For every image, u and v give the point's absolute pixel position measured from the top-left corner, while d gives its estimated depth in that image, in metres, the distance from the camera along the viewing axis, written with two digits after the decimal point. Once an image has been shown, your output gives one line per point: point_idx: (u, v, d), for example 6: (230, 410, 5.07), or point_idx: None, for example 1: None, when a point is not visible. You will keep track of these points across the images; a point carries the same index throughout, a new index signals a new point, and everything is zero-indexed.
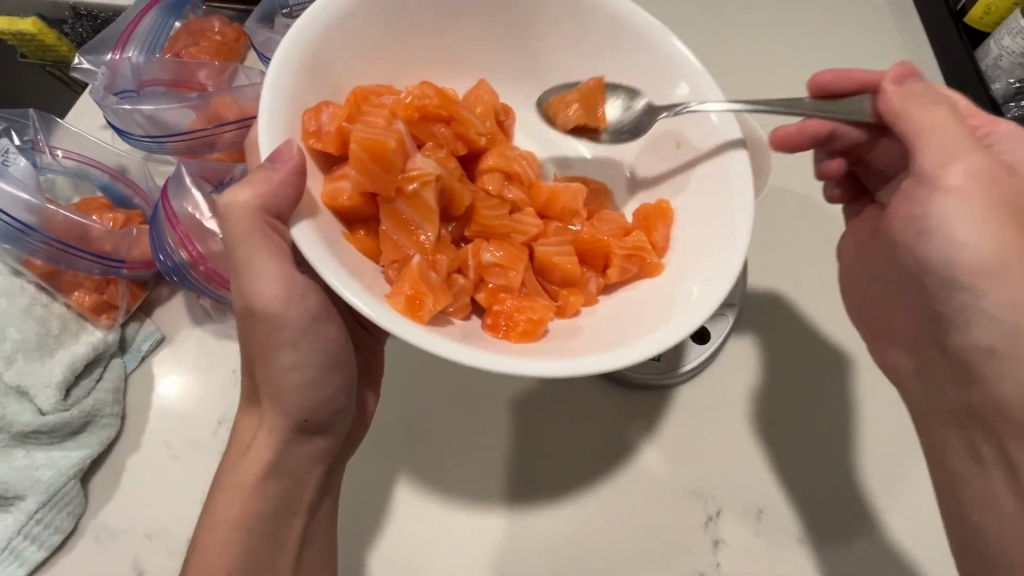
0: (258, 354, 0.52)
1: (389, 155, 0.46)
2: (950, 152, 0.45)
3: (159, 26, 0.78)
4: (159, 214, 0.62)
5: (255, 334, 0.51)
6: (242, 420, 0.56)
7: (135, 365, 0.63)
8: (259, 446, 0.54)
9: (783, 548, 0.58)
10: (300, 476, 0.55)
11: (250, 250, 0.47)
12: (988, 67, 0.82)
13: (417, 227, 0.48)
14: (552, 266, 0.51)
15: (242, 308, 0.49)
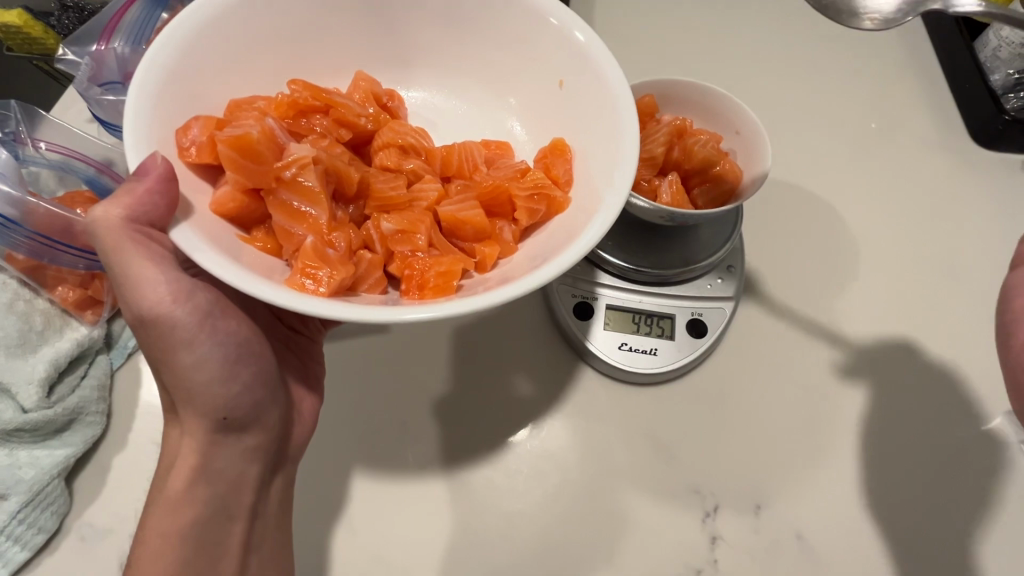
0: (162, 363, 0.51)
1: (258, 147, 0.46)
2: None
3: (145, 18, 0.75)
4: None
5: (151, 342, 0.50)
6: (165, 438, 0.54)
7: (121, 362, 0.62)
8: (179, 458, 0.52)
9: (782, 544, 0.57)
10: (234, 478, 0.54)
11: (124, 259, 0.46)
12: (988, 58, 0.81)
13: (309, 210, 0.48)
14: (462, 223, 0.51)
15: (133, 319, 0.49)
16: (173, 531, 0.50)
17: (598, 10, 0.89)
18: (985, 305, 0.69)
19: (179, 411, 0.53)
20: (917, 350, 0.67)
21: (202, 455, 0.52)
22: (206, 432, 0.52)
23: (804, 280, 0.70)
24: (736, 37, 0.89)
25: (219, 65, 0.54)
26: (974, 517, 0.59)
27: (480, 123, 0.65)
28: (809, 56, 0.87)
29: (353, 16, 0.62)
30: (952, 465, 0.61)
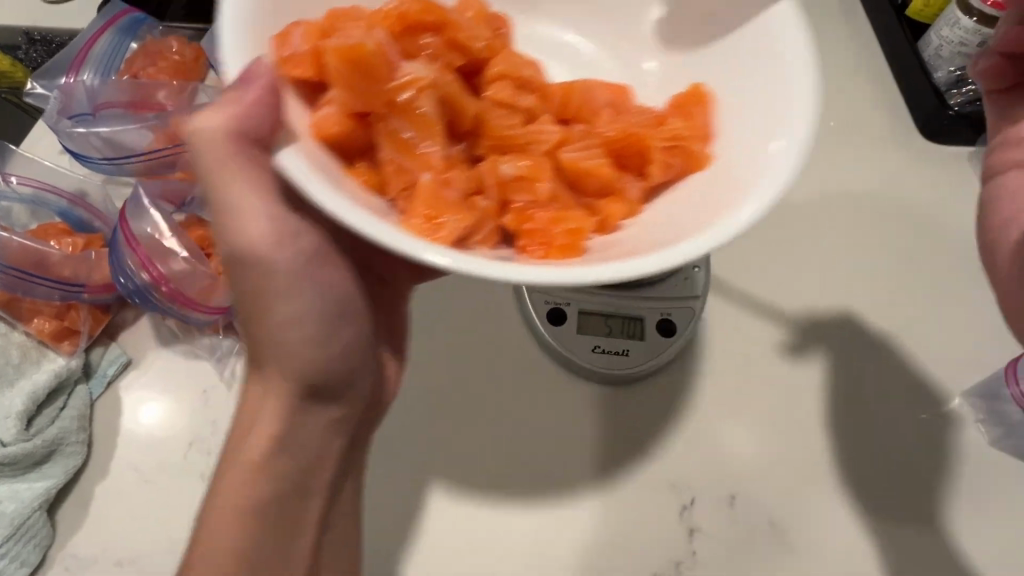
0: (256, 309, 0.51)
1: (374, 63, 0.42)
2: None
3: (114, 48, 0.82)
4: (117, 238, 0.63)
5: (247, 278, 0.49)
6: (248, 388, 0.54)
7: (100, 392, 0.62)
8: (269, 426, 0.52)
9: (756, 533, 0.59)
10: (318, 447, 0.54)
11: (231, 181, 0.44)
12: (931, 57, 0.85)
13: (416, 146, 0.44)
14: (587, 172, 0.47)
15: (232, 253, 0.48)
16: (246, 497, 0.51)
17: None
18: (943, 293, 0.72)
19: (266, 367, 0.53)
20: (881, 337, 0.69)
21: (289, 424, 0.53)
22: (294, 385, 0.53)
23: (774, 275, 0.73)
24: None
25: None
26: (939, 496, 0.62)
27: (599, 56, 0.63)
28: None
29: None
30: (918, 448, 0.64)
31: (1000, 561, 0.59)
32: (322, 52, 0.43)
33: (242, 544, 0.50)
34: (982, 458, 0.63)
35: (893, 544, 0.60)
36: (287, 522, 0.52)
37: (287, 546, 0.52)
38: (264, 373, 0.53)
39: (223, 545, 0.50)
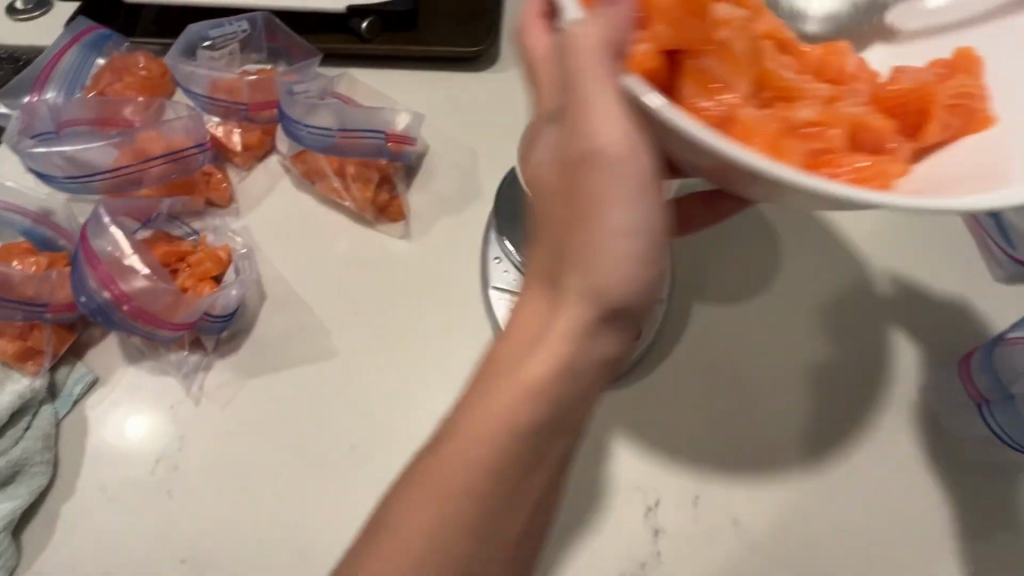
0: (573, 221, 0.45)
1: (702, 0, 0.44)
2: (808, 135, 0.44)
3: (79, 63, 0.83)
4: (79, 257, 0.63)
5: (591, 183, 0.45)
6: (528, 311, 0.48)
7: (66, 411, 0.62)
8: (574, 330, 0.45)
9: (721, 533, 0.59)
10: (588, 384, 0.46)
11: (586, 78, 0.41)
12: None
13: (733, 79, 0.45)
14: (905, 101, 0.49)
15: (586, 151, 0.43)
16: (495, 445, 0.44)
17: None
18: (921, 281, 0.71)
19: (563, 286, 0.46)
20: (855, 332, 0.68)
21: (566, 328, 0.45)
22: (561, 305, 0.46)
23: (741, 269, 0.73)
24: None
25: None
26: (914, 492, 0.60)
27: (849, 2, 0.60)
28: None
29: None
30: (893, 443, 0.62)
31: (977, 557, 0.58)
32: None
33: (444, 525, 0.43)
34: (957, 450, 0.62)
35: (865, 541, 0.58)
36: (505, 502, 0.45)
37: (514, 511, 0.45)
38: (556, 289, 0.46)
39: (433, 524, 0.43)
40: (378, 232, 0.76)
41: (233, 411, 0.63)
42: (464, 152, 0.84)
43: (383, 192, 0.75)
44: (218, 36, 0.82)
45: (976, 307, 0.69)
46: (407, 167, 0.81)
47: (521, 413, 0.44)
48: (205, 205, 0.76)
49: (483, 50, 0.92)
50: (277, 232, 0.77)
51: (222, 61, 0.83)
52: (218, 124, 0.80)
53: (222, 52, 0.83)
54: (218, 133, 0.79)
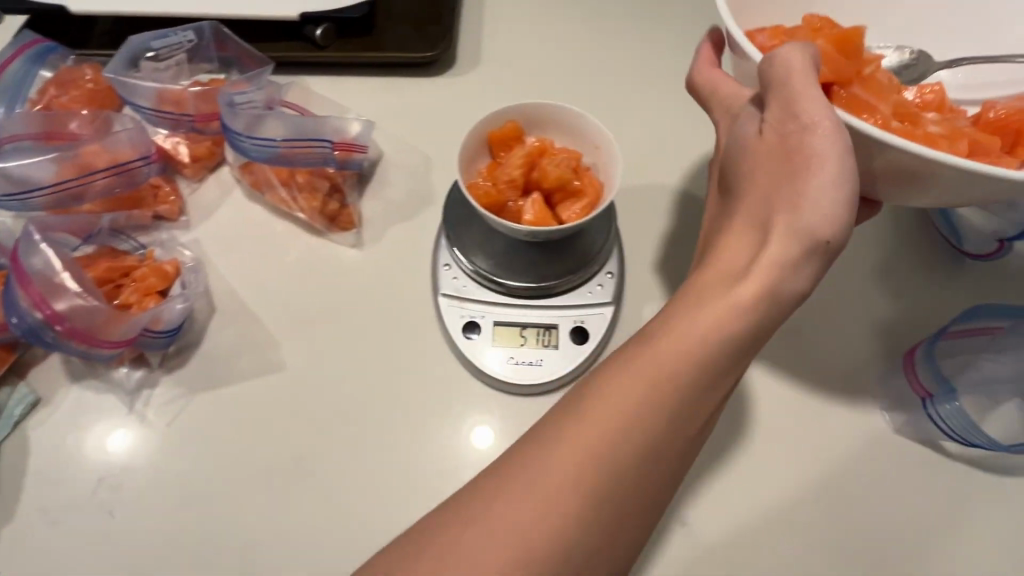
0: (791, 187, 0.50)
1: (855, 46, 0.57)
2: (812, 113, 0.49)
3: (23, 75, 0.82)
4: (11, 276, 0.61)
5: (795, 156, 0.50)
6: (736, 244, 0.53)
7: (7, 433, 0.61)
8: (782, 258, 0.50)
9: (667, 534, 0.59)
10: (772, 319, 0.51)
11: (795, 78, 0.50)
12: None
13: (878, 104, 0.56)
14: (1005, 125, 0.58)
15: (795, 129, 0.50)
16: (673, 378, 0.50)
17: (484, 52, 0.97)
18: (865, 278, 0.72)
19: (780, 221, 0.51)
20: (801, 331, 0.69)
21: (771, 255, 0.50)
22: (771, 236, 0.50)
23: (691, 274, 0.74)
24: (616, 58, 0.96)
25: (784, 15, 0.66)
26: (852, 489, 0.62)
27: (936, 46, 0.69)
28: (682, 71, 0.95)
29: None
30: (834, 440, 0.64)
31: (914, 549, 0.59)
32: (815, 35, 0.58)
33: (641, 452, 0.49)
34: (898, 446, 0.63)
35: (806, 538, 0.60)
36: (683, 424, 0.50)
37: (674, 458, 0.50)
38: (767, 233, 0.51)
39: (621, 457, 0.48)
40: (329, 242, 0.76)
41: (177, 427, 0.63)
42: (417, 158, 0.83)
43: (333, 201, 0.75)
44: (161, 47, 0.81)
45: (914, 304, 0.71)
46: (358, 175, 0.81)
47: (705, 340, 0.50)
48: (153, 218, 0.75)
49: (438, 55, 0.92)
50: (227, 244, 0.76)
51: (167, 73, 0.82)
52: (166, 136, 0.79)
53: (167, 64, 0.82)
54: (165, 145, 0.78)
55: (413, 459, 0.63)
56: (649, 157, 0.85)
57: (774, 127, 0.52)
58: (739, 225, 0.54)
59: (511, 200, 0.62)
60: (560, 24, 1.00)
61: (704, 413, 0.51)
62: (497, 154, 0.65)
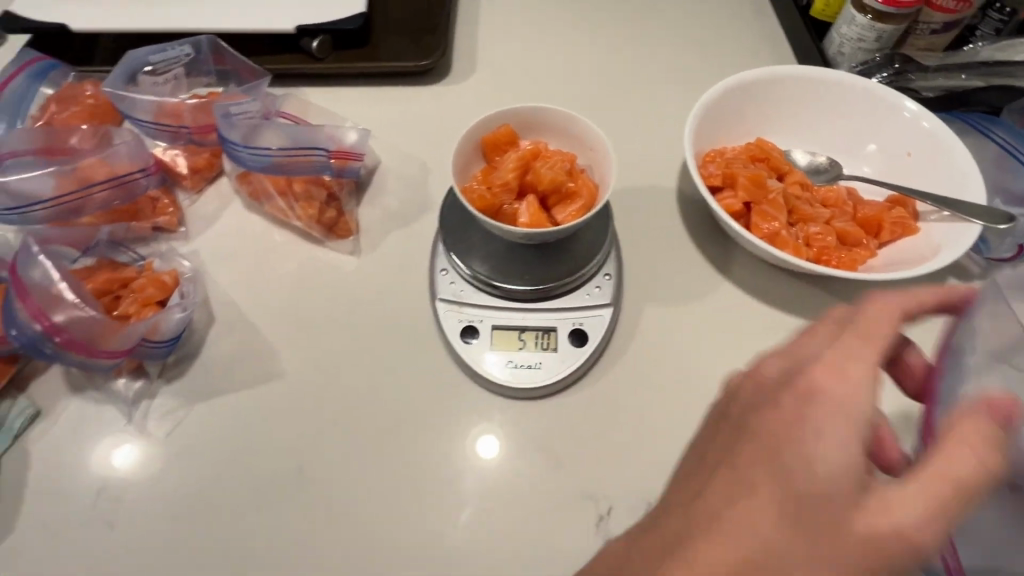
0: (771, 474, 0.44)
1: (761, 178, 0.69)
2: (828, 449, 0.43)
3: (24, 94, 0.83)
4: (11, 290, 0.59)
5: (768, 451, 0.45)
6: (824, 486, 0.42)
7: (7, 445, 0.61)
8: (741, 554, 0.42)
9: None
10: (746, 518, 0.43)
11: (831, 412, 0.44)
12: (834, 53, 0.89)
13: (777, 214, 0.69)
14: (880, 218, 0.70)
15: (796, 419, 0.45)
16: None
17: (482, 56, 0.98)
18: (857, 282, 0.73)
19: (868, 496, 0.41)
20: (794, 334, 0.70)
21: (781, 516, 0.42)
22: (744, 522, 0.43)
23: (688, 277, 0.74)
24: (611, 59, 0.97)
25: (732, 130, 0.78)
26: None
27: (849, 136, 0.79)
28: (675, 72, 0.96)
29: (761, 99, 0.78)
30: None
31: None
32: (732, 170, 0.70)
33: None
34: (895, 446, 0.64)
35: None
36: None
37: None
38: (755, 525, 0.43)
39: None
40: (328, 250, 0.76)
41: (178, 436, 0.63)
42: (414, 166, 0.84)
43: (330, 209, 0.75)
44: (158, 61, 0.82)
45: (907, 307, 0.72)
46: (356, 183, 0.81)
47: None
48: (152, 230, 0.76)
49: (432, 64, 0.93)
50: (226, 255, 0.76)
51: (165, 86, 0.83)
52: (164, 149, 0.80)
53: (165, 77, 0.83)
54: (165, 157, 0.79)
55: (414, 465, 0.63)
56: (643, 158, 0.86)
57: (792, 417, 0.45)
58: (709, 481, 0.47)
59: (506, 203, 0.62)
60: (553, 28, 1.01)
61: None
62: (491, 158, 0.65)
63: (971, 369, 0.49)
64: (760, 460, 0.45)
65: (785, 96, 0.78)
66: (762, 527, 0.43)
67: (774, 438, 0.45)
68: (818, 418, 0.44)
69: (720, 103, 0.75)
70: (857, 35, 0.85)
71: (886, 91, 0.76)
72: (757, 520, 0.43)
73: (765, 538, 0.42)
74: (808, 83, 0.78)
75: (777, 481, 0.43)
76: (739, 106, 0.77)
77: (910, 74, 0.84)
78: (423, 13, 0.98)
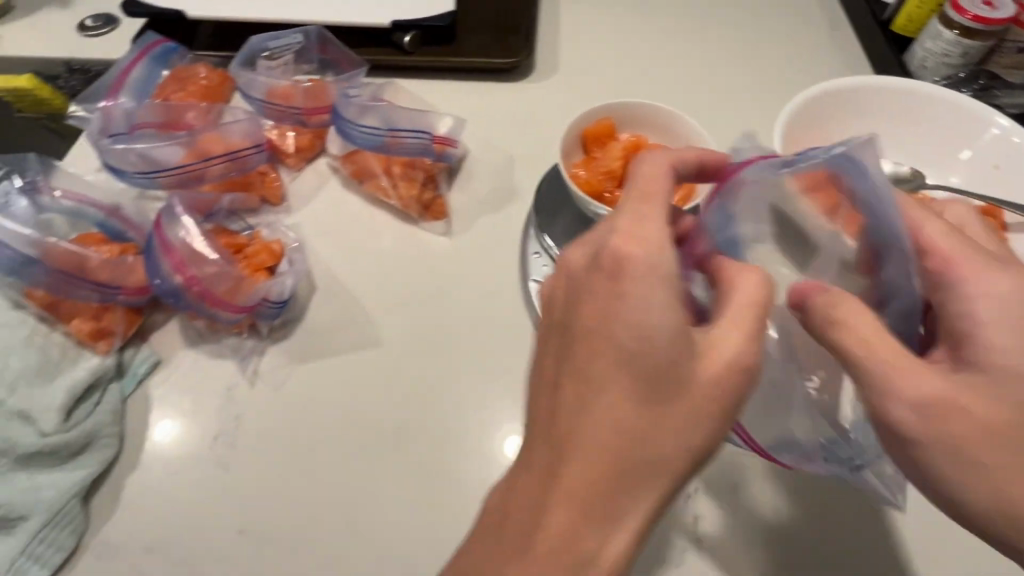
0: (595, 352, 0.44)
1: None
2: (610, 317, 0.44)
3: (148, 75, 0.89)
4: (153, 243, 0.66)
5: (600, 329, 0.44)
6: (665, 347, 0.43)
7: (132, 389, 0.66)
8: (600, 435, 0.42)
9: (751, 520, 0.61)
10: (602, 399, 0.43)
11: (636, 285, 0.44)
12: (916, 68, 0.91)
13: None
14: None
15: (611, 293, 0.44)
16: (543, 508, 0.43)
17: (564, 57, 1.02)
18: None
19: (697, 349, 0.44)
20: None
21: (634, 388, 0.43)
22: (598, 404, 0.43)
23: None
24: (689, 65, 1.00)
25: (817, 135, 0.80)
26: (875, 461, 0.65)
27: (934, 147, 0.80)
28: (752, 79, 0.98)
29: (848, 106, 0.80)
30: None
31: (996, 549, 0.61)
32: None
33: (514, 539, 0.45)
34: None
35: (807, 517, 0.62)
36: (533, 508, 0.44)
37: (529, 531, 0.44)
38: (595, 400, 0.43)
39: (513, 537, 0.45)
40: (422, 230, 0.80)
41: (287, 391, 0.67)
42: (500, 157, 0.88)
43: (428, 190, 0.79)
44: (275, 48, 0.89)
45: None
46: (449, 168, 0.85)
47: (673, 456, 0.43)
48: (260, 201, 0.81)
49: (519, 62, 0.97)
50: (325, 229, 0.81)
51: (278, 71, 0.89)
52: (272, 128, 0.85)
53: (278, 63, 0.90)
54: (273, 136, 0.84)
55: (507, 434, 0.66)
56: None
57: (598, 299, 0.45)
58: (553, 376, 0.46)
59: (607, 190, 0.65)
60: (631, 34, 1.05)
61: (565, 490, 0.43)
62: (591, 149, 0.68)
63: (727, 221, 0.53)
64: (587, 347, 0.44)
65: (871, 105, 0.80)
66: (601, 401, 0.43)
67: (591, 313, 0.45)
68: (616, 282, 0.44)
69: (808, 110, 0.78)
70: (943, 50, 0.86)
71: (974, 104, 0.77)
72: (601, 397, 0.43)
73: (619, 415, 0.42)
74: (894, 93, 0.79)
75: (610, 353, 0.43)
76: (826, 112, 0.79)
77: (995, 90, 0.88)
78: (509, 14, 1.03)
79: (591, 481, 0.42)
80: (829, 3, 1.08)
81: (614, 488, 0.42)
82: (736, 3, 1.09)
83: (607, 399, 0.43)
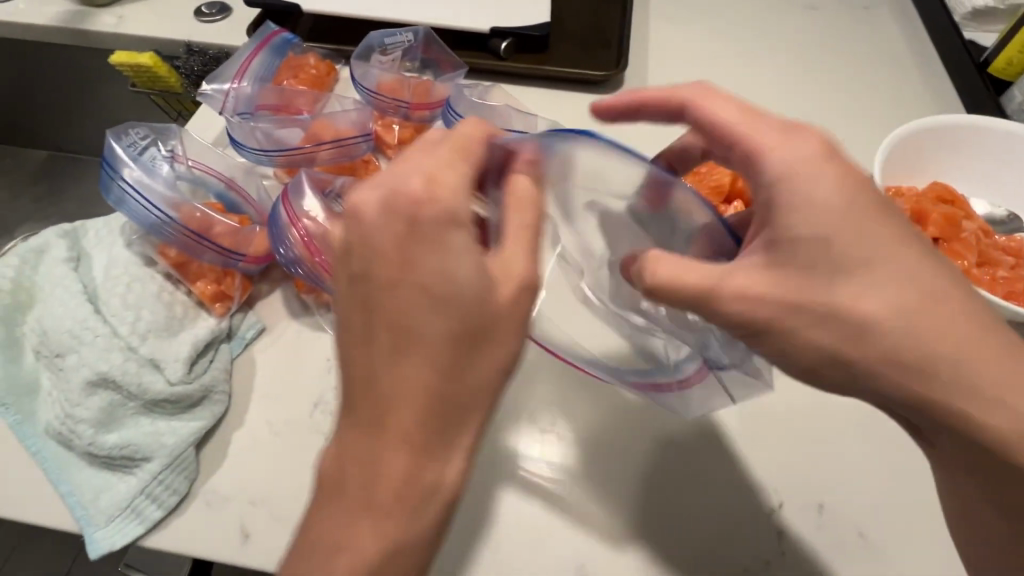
0: (387, 309, 0.42)
1: (953, 218, 0.72)
2: (434, 264, 0.42)
3: (267, 64, 0.93)
4: (280, 215, 0.70)
5: (381, 286, 0.43)
6: (474, 285, 0.43)
7: (239, 351, 0.69)
8: (432, 380, 0.42)
9: (841, 541, 0.60)
10: (426, 347, 0.42)
11: (412, 244, 0.42)
12: (1014, 112, 0.93)
13: (965, 253, 0.70)
14: None
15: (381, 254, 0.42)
16: (379, 462, 0.43)
17: (653, 73, 1.05)
18: None
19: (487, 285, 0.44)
20: None
21: (402, 341, 0.42)
22: (397, 358, 0.42)
23: None
24: (776, 91, 1.02)
25: (912, 170, 0.80)
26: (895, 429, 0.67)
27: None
28: (841, 108, 0.99)
29: (946, 144, 0.80)
30: None
31: None
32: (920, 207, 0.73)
33: (371, 500, 0.43)
34: None
35: (723, 470, 0.64)
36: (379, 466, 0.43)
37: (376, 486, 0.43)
38: (408, 353, 0.42)
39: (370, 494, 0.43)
40: None
41: None
42: None
43: None
44: (390, 43, 0.94)
45: None
46: None
47: (485, 387, 0.44)
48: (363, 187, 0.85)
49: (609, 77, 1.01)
50: None
51: (388, 66, 0.94)
52: (377, 119, 0.89)
53: (390, 58, 0.94)
54: (379, 127, 0.88)
55: (594, 430, 0.66)
56: None
57: (401, 253, 0.43)
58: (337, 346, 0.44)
59: None
60: (719, 56, 1.07)
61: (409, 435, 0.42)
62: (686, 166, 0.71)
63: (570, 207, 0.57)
64: (379, 308, 0.43)
65: (970, 144, 0.80)
66: (445, 347, 0.42)
67: (406, 268, 0.42)
68: (446, 232, 0.43)
69: (909, 141, 0.78)
70: None
71: None
72: (446, 346, 0.42)
73: (421, 366, 0.42)
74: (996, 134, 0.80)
75: (444, 299, 0.42)
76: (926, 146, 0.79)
77: None
78: (603, 27, 1.06)
79: (425, 421, 0.42)
80: (922, 40, 1.08)
81: (455, 421, 0.44)
82: (824, 34, 1.10)
83: (447, 344, 0.42)
